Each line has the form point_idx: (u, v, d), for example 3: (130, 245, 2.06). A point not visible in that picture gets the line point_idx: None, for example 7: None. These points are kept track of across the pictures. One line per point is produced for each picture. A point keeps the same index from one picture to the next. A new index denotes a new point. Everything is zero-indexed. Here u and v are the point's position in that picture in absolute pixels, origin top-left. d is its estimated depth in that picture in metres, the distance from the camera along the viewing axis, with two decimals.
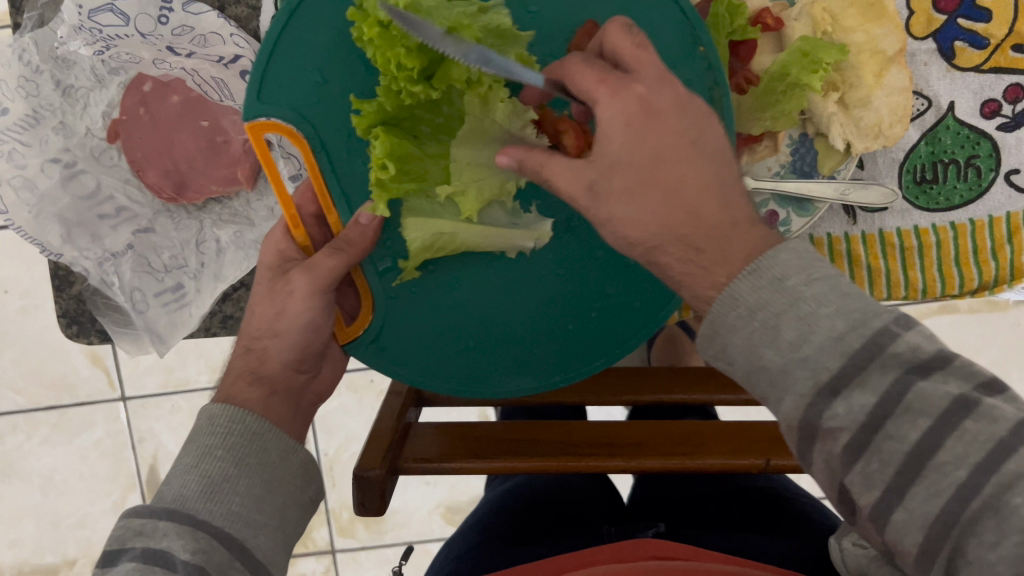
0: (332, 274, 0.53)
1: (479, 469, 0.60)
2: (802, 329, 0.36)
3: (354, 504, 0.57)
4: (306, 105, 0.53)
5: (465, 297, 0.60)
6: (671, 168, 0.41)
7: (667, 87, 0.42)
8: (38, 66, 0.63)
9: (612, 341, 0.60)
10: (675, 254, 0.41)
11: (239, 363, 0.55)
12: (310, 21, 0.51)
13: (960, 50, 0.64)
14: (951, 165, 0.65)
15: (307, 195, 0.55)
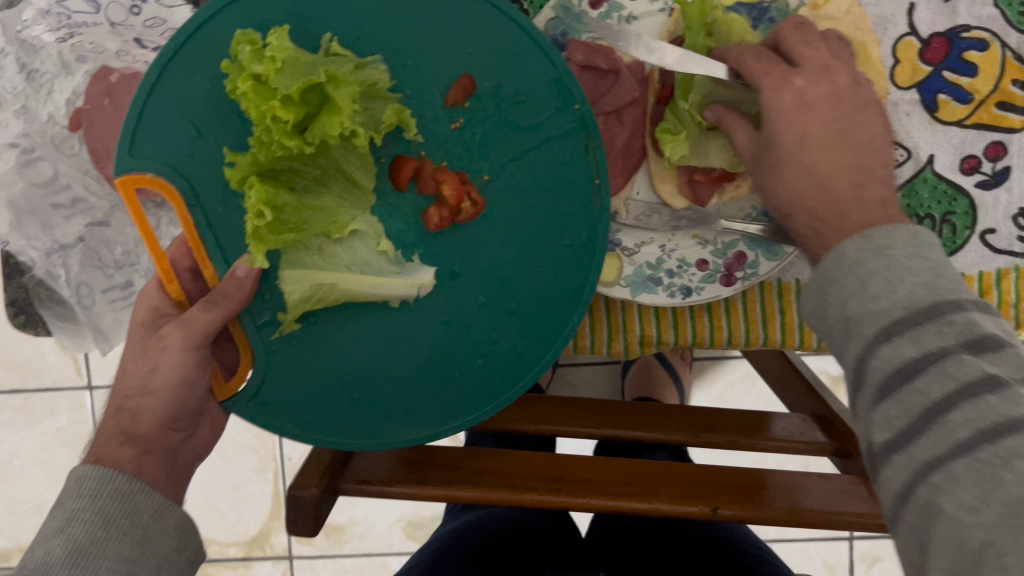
0: (207, 328, 0.53)
1: (420, 496, 0.58)
2: None
3: (286, 523, 0.55)
4: (182, 159, 0.54)
5: (345, 350, 0.59)
6: (820, 148, 0.52)
7: (823, 78, 0.53)
8: (3, 48, 0.62)
9: (497, 387, 0.61)
10: (804, 220, 0.53)
11: (108, 424, 0.53)
12: (181, 75, 0.52)
13: (943, 103, 0.62)
14: (925, 221, 0.63)
15: (182, 249, 0.55)
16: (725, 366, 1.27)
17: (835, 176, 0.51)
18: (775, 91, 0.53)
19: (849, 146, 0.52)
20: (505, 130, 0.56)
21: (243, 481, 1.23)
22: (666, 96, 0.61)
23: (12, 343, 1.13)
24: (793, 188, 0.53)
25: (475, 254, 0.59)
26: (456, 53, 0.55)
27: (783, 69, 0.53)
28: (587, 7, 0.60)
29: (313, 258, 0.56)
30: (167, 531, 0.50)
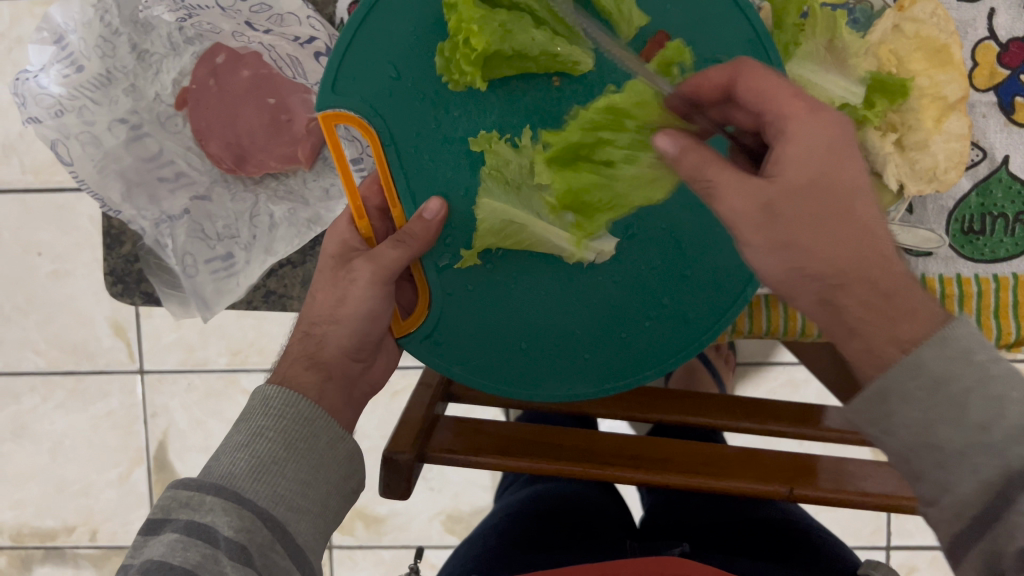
0: (393, 264, 0.56)
1: (504, 466, 0.60)
2: (991, 411, 0.39)
3: (379, 486, 0.57)
4: (380, 98, 0.56)
5: (520, 299, 0.62)
6: (812, 231, 0.41)
7: (823, 116, 0.43)
8: (117, 28, 0.65)
9: (665, 350, 0.62)
10: (857, 299, 0.42)
11: (296, 346, 0.58)
12: (389, 18, 0.56)
13: (1020, 106, 0.64)
14: (999, 219, 0.65)
15: (373, 189, 0.59)
16: (765, 373, 1.29)
17: (828, 253, 0.42)
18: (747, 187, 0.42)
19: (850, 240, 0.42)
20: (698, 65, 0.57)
21: None
22: None
23: (70, 326, 1.12)
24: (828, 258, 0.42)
25: (653, 212, 0.60)
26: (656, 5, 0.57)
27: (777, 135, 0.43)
28: None
29: (511, 199, 0.57)
30: (338, 461, 0.53)
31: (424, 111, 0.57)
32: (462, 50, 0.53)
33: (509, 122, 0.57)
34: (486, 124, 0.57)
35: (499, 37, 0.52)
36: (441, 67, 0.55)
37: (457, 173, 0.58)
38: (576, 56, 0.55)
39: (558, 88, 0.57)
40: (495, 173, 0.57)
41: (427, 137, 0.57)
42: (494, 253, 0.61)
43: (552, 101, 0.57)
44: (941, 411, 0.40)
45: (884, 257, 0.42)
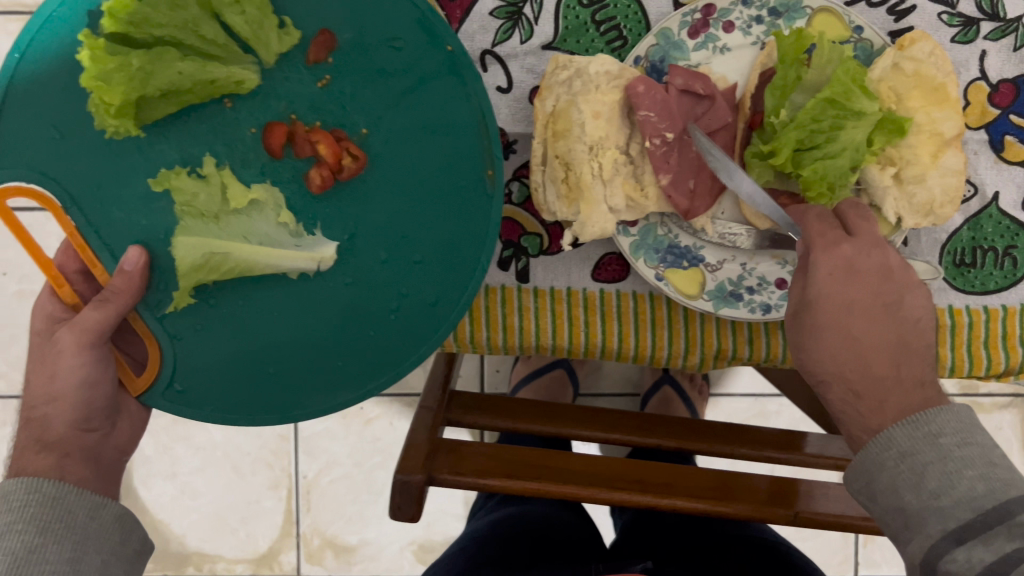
0: (100, 325, 0.59)
1: (512, 489, 0.60)
2: (944, 482, 0.49)
3: (388, 507, 0.57)
4: (45, 162, 0.61)
5: (255, 325, 0.67)
6: (864, 318, 0.56)
7: (872, 254, 0.57)
8: None
9: (416, 337, 0.66)
10: (839, 393, 0.56)
11: (24, 434, 0.59)
12: (36, 78, 0.59)
13: (1010, 144, 0.67)
14: (990, 252, 0.68)
15: (69, 254, 0.62)
16: (736, 402, 1.30)
17: (861, 340, 0.55)
18: (829, 251, 0.57)
19: (892, 321, 0.56)
20: (374, 50, 0.62)
21: (257, 496, 1.23)
22: (756, 122, 0.65)
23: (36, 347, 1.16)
24: (839, 360, 0.56)
25: (369, 211, 0.66)
26: (310, 8, 0.61)
27: (838, 236, 0.58)
28: (685, 36, 0.64)
29: (211, 231, 0.64)
30: (104, 528, 0.57)
31: (98, 160, 0.62)
32: (104, 104, 0.59)
33: (192, 153, 0.64)
34: (168, 160, 0.63)
35: (139, 79, 0.58)
36: (100, 121, 0.61)
37: (150, 216, 0.64)
38: (235, 76, 0.61)
39: (232, 108, 0.64)
40: (187, 208, 0.64)
41: (109, 191, 0.63)
42: (210, 288, 0.65)
43: (228, 124, 0.64)
44: (904, 479, 0.51)
45: (800, 346, 0.58)
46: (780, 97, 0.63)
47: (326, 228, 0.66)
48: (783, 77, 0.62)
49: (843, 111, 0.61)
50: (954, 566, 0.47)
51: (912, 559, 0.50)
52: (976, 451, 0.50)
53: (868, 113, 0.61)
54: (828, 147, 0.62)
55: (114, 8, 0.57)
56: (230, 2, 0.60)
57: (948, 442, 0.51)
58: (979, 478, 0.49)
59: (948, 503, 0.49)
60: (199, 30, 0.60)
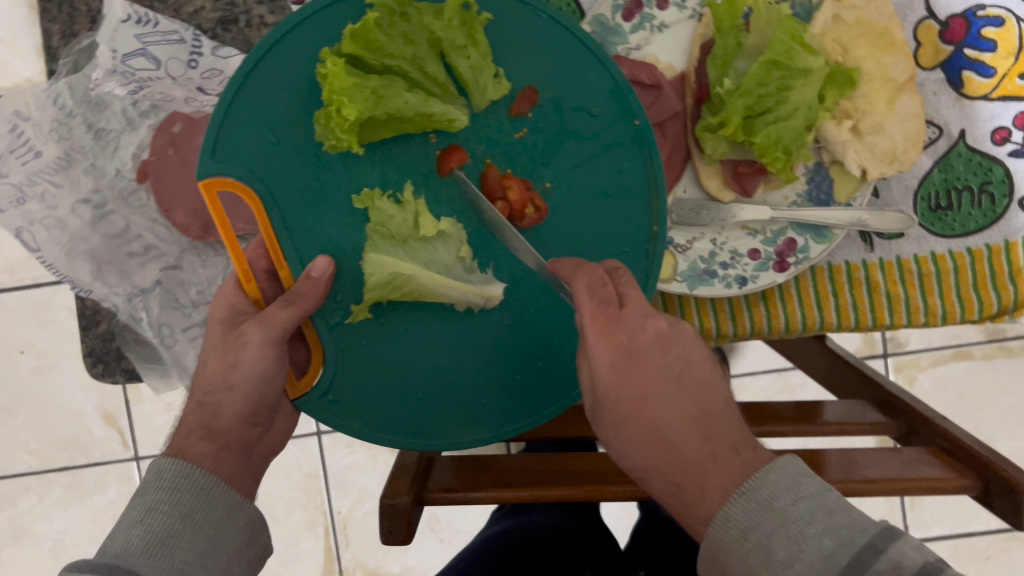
0: (284, 326, 0.54)
1: (506, 498, 0.60)
2: (792, 548, 0.43)
3: (381, 532, 0.57)
4: (258, 162, 0.55)
5: (412, 349, 0.61)
6: (661, 401, 0.49)
7: (648, 324, 0.50)
8: (71, 109, 0.66)
9: (557, 391, 0.62)
10: (661, 487, 0.50)
11: (188, 420, 0.54)
12: (264, 83, 0.54)
13: (968, 80, 0.65)
14: (964, 192, 0.66)
15: (259, 250, 0.57)
16: (758, 381, 1.20)
17: (663, 434, 0.49)
18: (607, 334, 0.50)
19: (685, 393, 0.50)
20: (566, 98, 0.58)
21: (295, 538, 1.21)
22: (703, 95, 0.63)
23: (60, 420, 1.18)
24: (644, 455, 0.50)
25: (534, 256, 0.61)
26: (520, 62, 0.58)
27: (615, 312, 0.50)
28: (620, 20, 0.64)
29: (401, 255, 0.58)
30: (237, 528, 0.50)
31: (305, 172, 0.56)
32: (337, 118, 0.52)
33: (391, 177, 0.57)
34: (370, 180, 0.57)
35: (372, 102, 0.52)
36: (320, 133, 0.54)
37: (342, 230, 0.57)
38: (451, 113, 0.56)
39: (435, 144, 0.58)
40: (380, 228, 0.57)
41: (312, 200, 0.56)
42: (384, 306, 0.60)
43: (427, 158, 0.58)
44: (755, 557, 0.44)
45: (611, 447, 0.52)
46: (722, 67, 0.62)
47: (498, 268, 0.60)
48: (723, 46, 0.61)
49: (788, 70, 0.60)
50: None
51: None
52: (811, 505, 0.44)
53: (814, 70, 0.60)
54: (778, 112, 0.60)
55: (356, 31, 0.52)
56: (461, 44, 0.55)
57: (782, 503, 0.45)
58: (824, 535, 0.42)
59: (803, 572, 0.42)
60: (424, 66, 0.54)
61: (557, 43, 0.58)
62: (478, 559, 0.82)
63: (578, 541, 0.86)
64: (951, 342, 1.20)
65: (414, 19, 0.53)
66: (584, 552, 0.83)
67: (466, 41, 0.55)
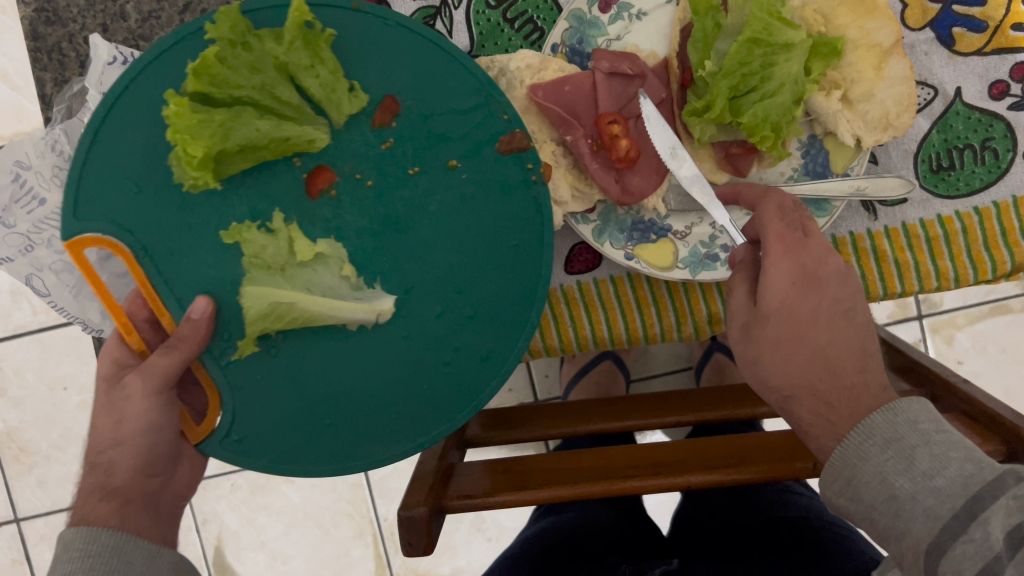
0: (167, 373, 0.53)
1: (524, 501, 0.59)
2: (934, 464, 0.44)
3: (401, 545, 0.57)
4: (126, 215, 0.55)
5: (312, 375, 0.60)
6: (829, 327, 0.50)
7: (830, 258, 0.51)
8: (69, 155, 0.67)
9: (469, 395, 0.61)
10: (806, 405, 0.50)
11: (86, 481, 0.53)
12: (119, 132, 0.54)
13: (960, 36, 0.64)
14: (967, 151, 0.64)
15: (137, 301, 0.56)
16: None
17: (831, 365, 0.50)
18: (792, 254, 0.50)
19: (853, 328, 0.51)
20: (434, 109, 0.57)
21: (344, 548, 1.22)
22: (687, 79, 0.63)
23: None
24: (800, 373, 0.50)
25: (426, 266, 0.60)
26: (382, 75, 0.57)
27: (799, 236, 0.51)
28: (597, 12, 0.63)
29: (280, 284, 0.57)
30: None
31: (172, 214, 0.56)
32: (185, 156, 0.52)
33: (261, 205, 0.57)
34: (238, 213, 0.56)
35: (220, 136, 0.51)
36: (178, 174, 0.54)
37: (217, 266, 0.57)
38: (309, 135, 0.55)
39: (301, 167, 0.57)
40: (255, 260, 0.57)
41: (180, 240, 0.56)
42: (274, 336, 0.59)
43: (295, 181, 0.57)
44: (893, 463, 0.46)
45: (756, 363, 0.52)
46: (703, 50, 0.61)
47: (386, 282, 0.59)
48: (701, 29, 0.60)
49: (768, 47, 0.58)
50: (971, 548, 0.40)
51: (918, 545, 0.43)
52: (953, 437, 0.45)
53: (796, 43, 0.59)
54: (765, 89, 0.60)
55: (197, 68, 0.50)
56: (308, 64, 0.53)
57: (926, 427, 0.46)
58: (965, 460, 0.44)
59: (942, 482, 0.43)
60: (276, 92, 0.53)
61: (406, 51, 0.56)
62: (517, 551, 0.83)
63: (616, 526, 0.86)
64: (987, 298, 1.17)
65: (255, 47, 0.52)
66: (623, 538, 0.84)
67: (313, 60, 0.54)
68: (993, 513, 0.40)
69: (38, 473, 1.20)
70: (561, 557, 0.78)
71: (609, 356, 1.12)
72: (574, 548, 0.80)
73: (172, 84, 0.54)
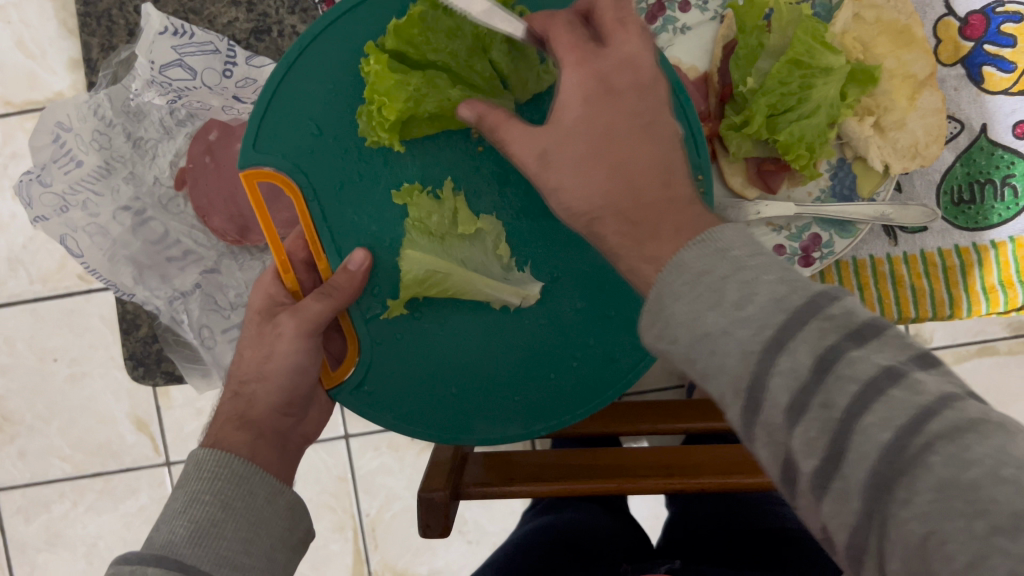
0: (318, 317, 0.56)
1: (538, 492, 0.60)
2: (745, 290, 0.33)
3: (419, 526, 0.58)
4: (301, 154, 0.57)
5: (449, 343, 0.61)
6: (635, 142, 0.43)
7: (630, 68, 0.43)
8: (110, 120, 0.69)
9: (590, 393, 0.61)
10: (613, 227, 0.42)
11: (227, 407, 0.56)
12: (304, 78, 0.57)
13: (988, 75, 0.66)
14: (987, 186, 0.66)
15: (297, 241, 0.59)
16: None
17: (636, 185, 0.41)
18: (587, 65, 0.44)
19: (653, 141, 0.43)
20: None
21: (324, 540, 1.20)
22: (726, 95, 0.65)
23: (93, 428, 1.15)
24: (587, 194, 0.42)
25: (572, 257, 0.61)
26: None
27: (593, 47, 0.44)
28: (644, 23, 0.66)
29: (437, 250, 0.58)
30: (280, 515, 0.51)
31: (345, 166, 0.58)
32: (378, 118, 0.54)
33: (432, 171, 0.59)
34: (409, 175, 0.58)
35: (413, 102, 0.53)
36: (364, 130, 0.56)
37: (381, 225, 0.59)
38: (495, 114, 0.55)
39: (477, 141, 0.58)
40: (419, 224, 0.58)
41: (351, 194, 0.58)
42: (420, 301, 0.61)
43: (466, 156, 0.59)
44: (702, 297, 0.34)
45: (552, 195, 0.45)
46: (745, 67, 0.63)
47: (535, 269, 0.61)
48: (743, 47, 0.62)
49: (808, 68, 0.60)
50: (781, 380, 0.30)
51: (737, 382, 0.32)
52: (772, 259, 0.34)
53: (836, 68, 0.60)
54: (803, 110, 0.61)
55: (400, 25, 0.52)
56: (503, 40, 0.54)
57: (739, 252, 0.35)
58: (780, 282, 0.33)
59: (754, 310, 0.32)
60: (471, 63, 0.54)
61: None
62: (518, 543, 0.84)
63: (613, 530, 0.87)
64: (976, 338, 1.17)
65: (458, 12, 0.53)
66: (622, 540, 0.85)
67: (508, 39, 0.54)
68: (804, 339, 0.30)
69: (21, 443, 1.16)
70: (561, 553, 0.79)
71: None
72: (575, 546, 0.81)
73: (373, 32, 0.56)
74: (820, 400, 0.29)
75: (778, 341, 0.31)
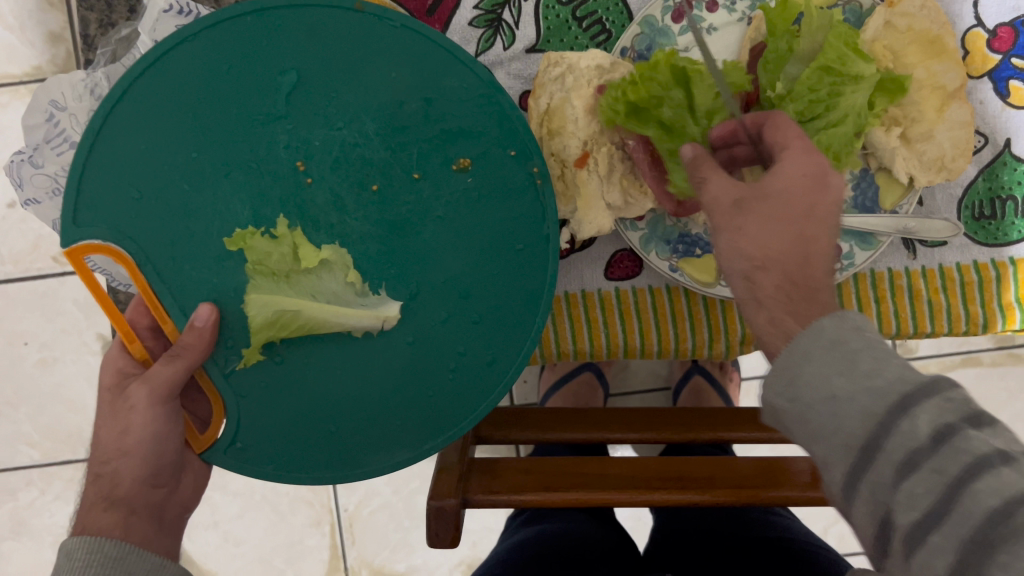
0: (171, 381, 0.54)
1: (551, 501, 0.59)
2: (875, 363, 0.38)
3: (427, 535, 0.56)
4: (126, 222, 0.56)
5: (314, 379, 0.61)
6: (811, 228, 0.45)
7: (823, 161, 0.48)
8: None
9: (465, 405, 0.61)
10: (774, 285, 0.45)
11: (89, 491, 0.53)
12: (114, 143, 0.55)
13: (1015, 89, 0.65)
14: (1009, 202, 0.66)
15: (139, 309, 0.58)
16: None
17: (806, 262, 0.45)
18: (810, 153, 0.47)
19: (819, 225, 0.46)
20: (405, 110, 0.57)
21: (299, 535, 1.13)
22: (753, 99, 0.62)
23: (64, 415, 1.11)
24: (780, 247, 0.45)
25: (431, 272, 0.60)
26: (374, 81, 0.57)
27: (806, 140, 0.49)
28: (670, 21, 0.64)
29: (281, 289, 0.58)
30: None
31: (175, 222, 0.57)
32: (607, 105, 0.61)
33: (264, 212, 0.58)
34: (240, 218, 0.57)
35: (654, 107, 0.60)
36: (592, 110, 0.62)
37: (220, 274, 0.57)
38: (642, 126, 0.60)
39: (306, 172, 0.58)
40: (260, 266, 0.57)
41: (183, 250, 0.57)
42: (278, 345, 0.60)
43: (299, 190, 0.58)
44: (835, 361, 0.39)
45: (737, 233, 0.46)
46: (773, 72, 0.61)
47: (393, 287, 0.60)
48: (773, 50, 0.60)
49: (839, 75, 0.58)
50: (899, 438, 0.35)
51: (851, 441, 0.37)
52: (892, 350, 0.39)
53: (866, 76, 0.59)
54: (834, 118, 0.59)
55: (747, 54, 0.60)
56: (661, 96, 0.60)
57: (856, 342, 0.39)
58: (905, 366, 0.38)
59: (883, 380, 0.37)
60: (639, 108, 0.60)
61: (377, 40, 0.56)
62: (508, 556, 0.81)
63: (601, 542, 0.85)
64: (961, 349, 1.14)
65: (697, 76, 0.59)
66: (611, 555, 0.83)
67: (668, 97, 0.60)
68: (926, 410, 0.35)
69: None
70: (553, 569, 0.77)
71: (590, 367, 1.04)
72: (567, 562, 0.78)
73: (177, 88, 0.56)
74: (932, 465, 0.34)
75: (899, 406, 0.36)
